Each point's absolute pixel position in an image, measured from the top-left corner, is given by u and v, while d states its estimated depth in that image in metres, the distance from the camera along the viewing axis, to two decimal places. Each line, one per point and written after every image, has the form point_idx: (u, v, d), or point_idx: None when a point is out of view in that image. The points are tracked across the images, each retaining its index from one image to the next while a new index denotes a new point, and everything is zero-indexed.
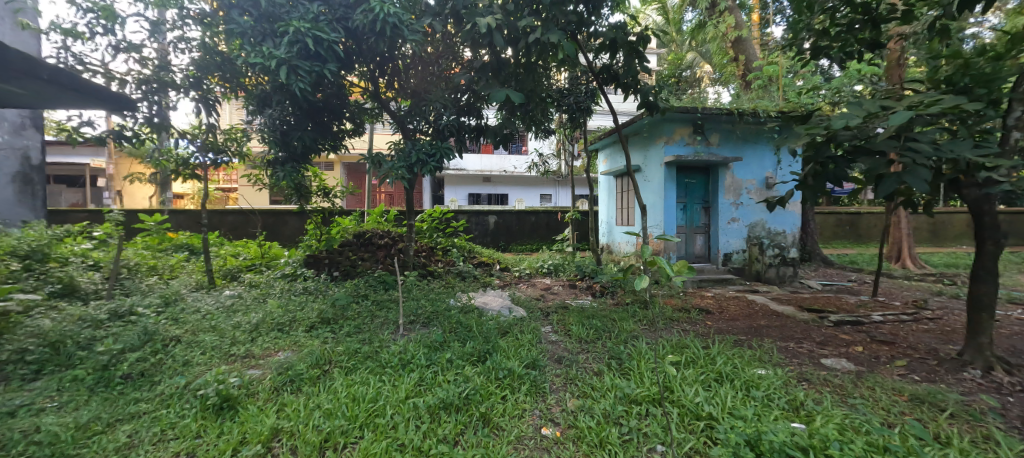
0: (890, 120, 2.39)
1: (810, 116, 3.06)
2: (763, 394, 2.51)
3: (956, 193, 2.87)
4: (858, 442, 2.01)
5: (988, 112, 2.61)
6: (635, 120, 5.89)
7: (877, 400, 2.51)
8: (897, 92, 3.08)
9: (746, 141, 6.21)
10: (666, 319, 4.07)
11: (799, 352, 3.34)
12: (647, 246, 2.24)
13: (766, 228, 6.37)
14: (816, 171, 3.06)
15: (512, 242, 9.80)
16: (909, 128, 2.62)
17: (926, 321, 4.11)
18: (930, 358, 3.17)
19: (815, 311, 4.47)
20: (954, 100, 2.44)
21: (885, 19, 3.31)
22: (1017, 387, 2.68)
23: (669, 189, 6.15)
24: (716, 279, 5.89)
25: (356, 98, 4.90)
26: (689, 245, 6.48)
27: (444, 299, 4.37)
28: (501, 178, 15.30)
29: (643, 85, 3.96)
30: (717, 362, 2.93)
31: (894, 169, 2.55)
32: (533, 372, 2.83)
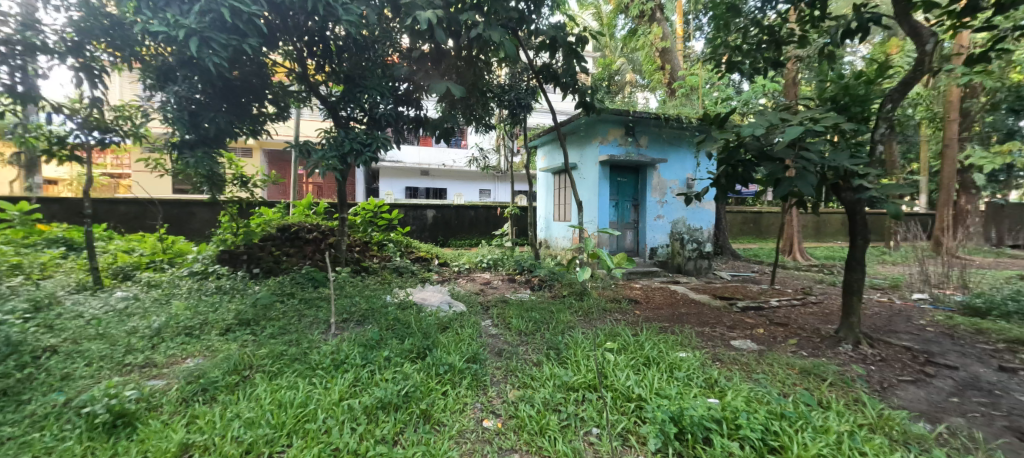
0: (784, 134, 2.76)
1: (726, 122, 3.37)
2: (684, 375, 2.76)
3: (835, 195, 3.38)
4: (760, 411, 2.29)
5: (862, 128, 3.12)
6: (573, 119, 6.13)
7: (775, 374, 2.89)
8: (793, 106, 3.56)
9: (671, 144, 6.74)
10: (600, 309, 4.32)
11: (712, 335, 3.73)
12: (587, 240, 2.30)
13: (686, 225, 6.99)
14: (728, 173, 3.45)
15: (450, 237, 9.65)
16: (802, 139, 3.01)
17: (810, 304, 4.82)
18: (814, 335, 3.72)
19: (726, 298, 5.03)
20: (834, 118, 2.88)
21: (786, 42, 3.78)
22: (876, 358, 3.24)
23: (603, 187, 6.46)
24: (644, 272, 6.34)
25: (279, 79, 4.50)
26: (621, 240, 6.87)
27: (380, 295, 4.20)
28: (438, 171, 14.99)
29: (581, 85, 4.12)
30: (645, 348, 3.16)
31: (789, 175, 2.96)
32: (474, 366, 2.83)
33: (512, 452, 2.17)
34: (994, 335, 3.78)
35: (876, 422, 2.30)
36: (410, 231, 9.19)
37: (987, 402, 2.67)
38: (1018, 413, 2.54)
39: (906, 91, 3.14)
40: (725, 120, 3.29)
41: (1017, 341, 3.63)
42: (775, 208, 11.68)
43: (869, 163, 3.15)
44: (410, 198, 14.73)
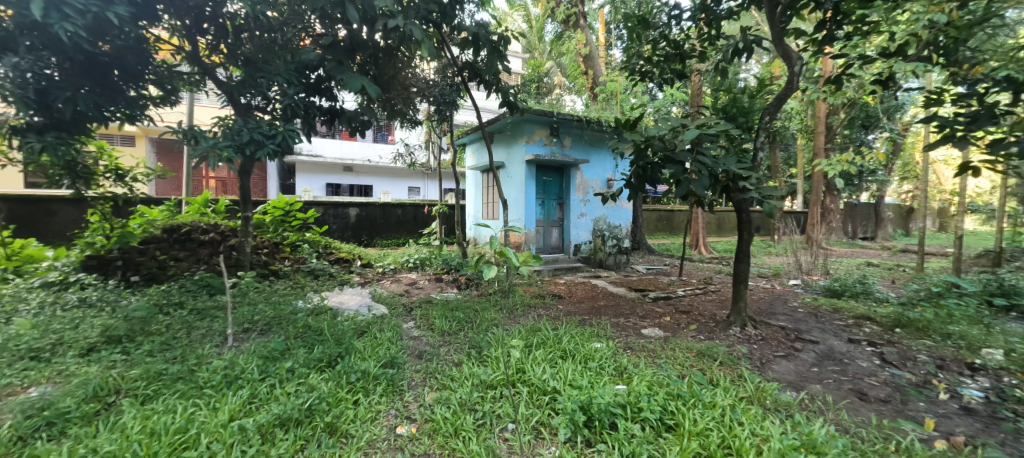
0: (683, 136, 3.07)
1: (636, 124, 3.60)
2: (597, 365, 2.89)
3: (727, 195, 3.77)
4: (660, 393, 2.47)
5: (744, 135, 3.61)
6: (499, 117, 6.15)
7: (676, 358, 3.14)
8: (694, 114, 3.90)
9: (593, 146, 7.07)
10: (524, 305, 4.39)
11: (626, 325, 3.96)
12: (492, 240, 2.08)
13: (606, 222, 7.37)
14: (639, 174, 3.68)
15: (376, 237, 9.18)
16: (700, 144, 3.32)
17: (710, 292, 5.34)
18: (711, 320, 4.12)
19: (640, 290, 5.38)
20: (723, 125, 3.18)
21: (690, 56, 4.14)
22: (759, 338, 3.68)
23: (529, 186, 6.58)
24: (569, 268, 6.56)
25: (163, 59, 3.95)
26: (547, 237, 7.04)
27: (289, 301, 3.87)
28: (362, 167, 14.20)
29: (504, 85, 4.14)
30: (563, 341, 3.26)
31: (690, 176, 3.25)
32: (390, 371, 2.70)
33: (425, 457, 2.10)
34: (847, 312, 4.48)
35: (754, 395, 2.59)
36: (331, 231, 8.59)
37: (838, 369, 3.15)
38: (860, 377, 3.02)
39: (780, 105, 3.60)
40: (635, 124, 3.52)
41: (863, 317, 4.33)
42: (685, 206, 12.77)
43: (752, 168, 3.57)
44: (332, 195, 13.80)
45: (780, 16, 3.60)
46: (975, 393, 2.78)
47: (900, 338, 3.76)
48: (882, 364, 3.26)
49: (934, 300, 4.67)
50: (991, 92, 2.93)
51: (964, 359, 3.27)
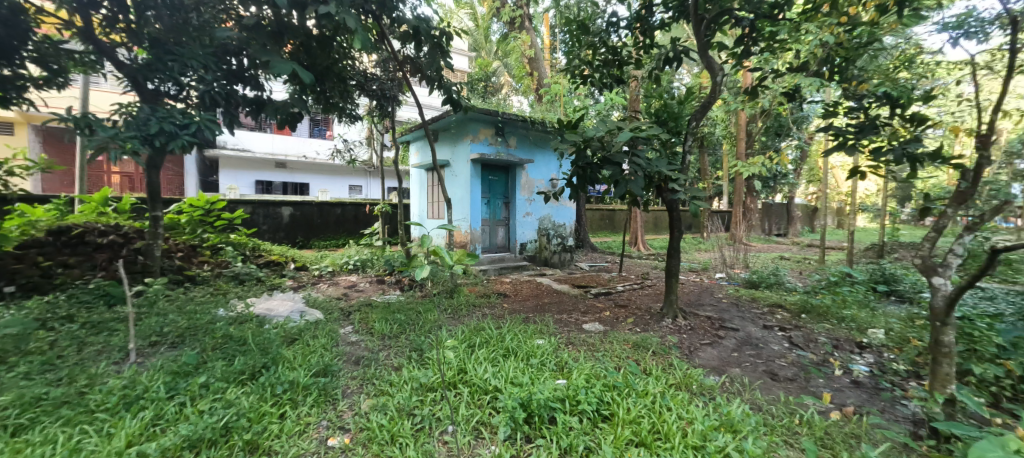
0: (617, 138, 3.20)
1: (577, 126, 3.69)
2: (538, 361, 2.91)
3: (660, 196, 3.97)
4: (596, 385, 2.54)
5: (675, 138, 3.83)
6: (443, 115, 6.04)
7: (614, 350, 3.25)
8: (632, 118, 4.07)
9: (537, 146, 7.17)
10: (469, 305, 4.34)
11: (568, 321, 4.04)
12: (426, 239, 2.23)
13: (551, 221, 7.49)
14: (579, 175, 3.77)
15: (312, 238, 8.65)
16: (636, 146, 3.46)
17: (646, 287, 5.61)
18: (647, 313, 4.32)
19: (582, 286, 5.53)
20: (654, 129, 3.34)
21: (628, 62, 4.31)
22: (688, 328, 3.91)
23: (475, 185, 6.51)
24: (515, 266, 6.58)
25: (49, 35, 3.43)
26: (493, 236, 7.01)
27: (208, 310, 3.52)
28: (296, 164, 13.35)
29: (446, 82, 4.06)
30: (506, 340, 3.26)
31: (627, 177, 3.38)
32: (323, 380, 2.54)
33: None
34: (763, 301, 4.90)
35: (682, 381, 2.75)
36: (261, 232, 7.96)
37: (755, 353, 3.43)
38: (772, 359, 3.32)
39: (706, 112, 3.86)
40: (576, 125, 3.60)
41: (776, 304, 4.76)
42: (624, 206, 13.34)
43: (682, 170, 3.80)
44: (262, 194, 12.83)
45: (706, 29, 3.85)
46: (863, 368, 3.16)
47: (805, 322, 4.18)
48: (791, 347, 3.60)
49: (833, 288, 5.26)
50: (874, 106, 3.34)
51: (856, 339, 3.71)
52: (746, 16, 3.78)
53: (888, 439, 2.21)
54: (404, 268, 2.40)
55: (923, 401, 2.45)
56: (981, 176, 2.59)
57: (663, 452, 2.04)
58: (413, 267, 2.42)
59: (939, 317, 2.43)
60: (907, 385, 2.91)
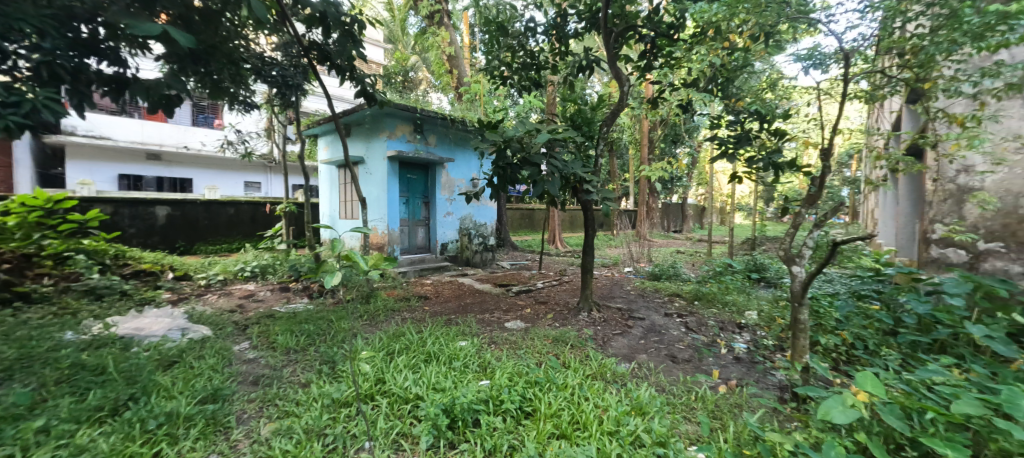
0: (535, 139, 3.24)
1: (498, 126, 3.66)
2: (461, 364, 2.82)
3: (576, 196, 4.11)
4: (519, 384, 2.53)
5: (588, 140, 4.00)
6: (357, 107, 5.63)
7: (535, 347, 3.29)
8: (550, 120, 4.17)
9: (457, 145, 7.09)
10: (387, 310, 4.10)
11: (490, 320, 4.01)
12: (337, 243, 1.99)
13: (472, 221, 7.43)
14: (500, 175, 3.75)
15: (198, 242, 7.55)
16: (551, 148, 3.55)
17: (564, 283, 5.81)
18: (564, 308, 4.46)
19: (504, 285, 5.54)
20: (569, 131, 3.43)
21: (545, 67, 4.43)
22: (602, 320, 4.12)
23: (392, 183, 6.19)
24: (435, 267, 6.41)
25: None
26: (412, 237, 6.72)
27: (51, 334, 2.86)
28: (175, 156, 11.50)
29: (359, 73, 3.78)
30: (427, 344, 3.11)
31: (547, 178, 3.43)
32: (211, 407, 2.19)
33: None
34: (664, 291, 5.35)
35: (597, 371, 2.86)
36: (128, 238, 6.69)
37: (659, 339, 3.71)
38: (672, 343, 3.62)
39: (614, 119, 4.08)
40: (496, 125, 3.58)
41: (675, 293, 5.23)
42: (542, 205, 13.73)
43: (595, 172, 3.98)
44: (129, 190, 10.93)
45: (615, 42, 4.07)
46: (742, 345, 3.59)
47: (698, 308, 4.64)
48: (688, 331, 3.97)
49: (719, 277, 5.93)
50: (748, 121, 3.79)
51: (737, 320, 4.21)
52: (649, 33, 4.07)
53: (763, 405, 2.51)
54: (311, 276, 2.13)
55: (789, 370, 2.84)
56: (825, 181, 3.10)
57: (581, 442, 2.08)
58: (322, 274, 2.13)
59: (797, 299, 2.81)
60: (775, 357, 3.37)
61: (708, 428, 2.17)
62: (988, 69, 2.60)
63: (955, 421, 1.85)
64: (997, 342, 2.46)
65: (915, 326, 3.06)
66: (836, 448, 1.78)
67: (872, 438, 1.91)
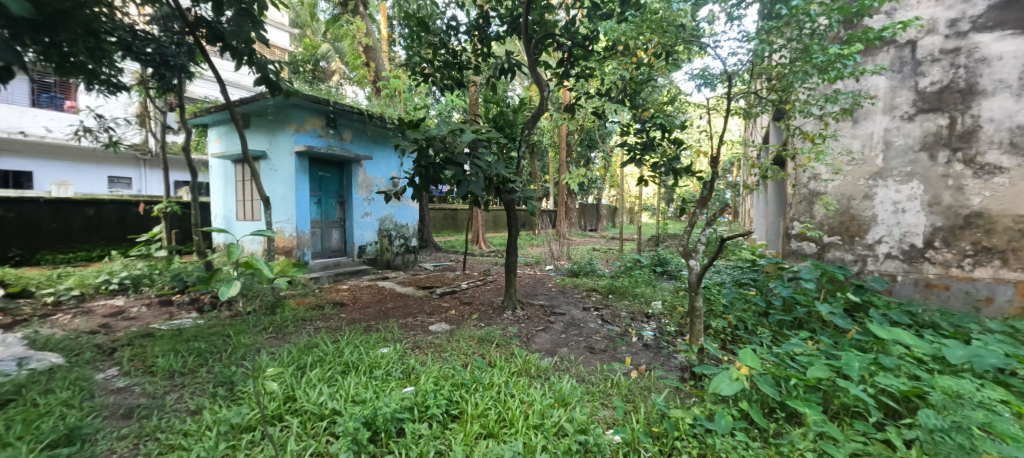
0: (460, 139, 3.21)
1: (418, 124, 3.56)
2: (382, 372, 2.71)
3: (499, 195, 4.16)
4: (444, 387, 2.50)
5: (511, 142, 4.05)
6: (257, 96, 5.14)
7: (460, 348, 3.27)
8: (472, 120, 4.17)
9: (375, 142, 6.79)
10: (297, 320, 3.80)
11: (413, 324, 3.90)
12: (234, 248, 1.79)
13: (392, 221, 7.17)
14: (422, 174, 3.66)
15: (45, 251, 6.24)
16: (476, 148, 3.54)
17: (489, 282, 5.86)
18: (489, 308, 4.50)
19: (427, 287, 5.44)
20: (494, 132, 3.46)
21: (467, 67, 4.43)
22: (525, 318, 4.22)
23: (301, 181, 5.72)
24: (352, 272, 6.10)
25: None
26: (325, 240, 6.30)
27: None
28: (11, 143, 9.56)
29: (260, 58, 3.47)
30: (344, 354, 2.94)
31: (471, 178, 3.41)
32: (68, 451, 1.84)
33: None
34: (582, 286, 5.64)
35: (522, 368, 2.93)
36: None
37: (578, 333, 3.90)
38: (590, 335, 3.83)
39: (535, 122, 4.20)
40: (417, 123, 3.47)
41: (592, 288, 5.53)
42: (466, 205, 13.65)
43: (518, 173, 4.07)
44: None
45: (535, 48, 4.22)
46: (650, 333, 3.91)
47: (612, 301, 4.97)
48: (604, 323, 4.22)
49: (631, 271, 6.40)
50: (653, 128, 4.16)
51: (645, 310, 4.58)
52: (566, 42, 4.26)
53: (667, 385, 2.75)
54: (202, 286, 1.89)
55: (689, 352, 3.15)
56: (714, 185, 3.50)
57: (508, 438, 2.11)
58: (215, 284, 1.90)
59: (693, 288, 3.13)
60: (677, 341, 3.73)
61: (623, 411, 2.33)
62: (830, 95, 3.02)
63: (810, 383, 2.21)
64: (836, 316, 3.04)
65: (781, 307, 3.61)
66: (727, 417, 2.02)
67: (753, 406, 2.19)
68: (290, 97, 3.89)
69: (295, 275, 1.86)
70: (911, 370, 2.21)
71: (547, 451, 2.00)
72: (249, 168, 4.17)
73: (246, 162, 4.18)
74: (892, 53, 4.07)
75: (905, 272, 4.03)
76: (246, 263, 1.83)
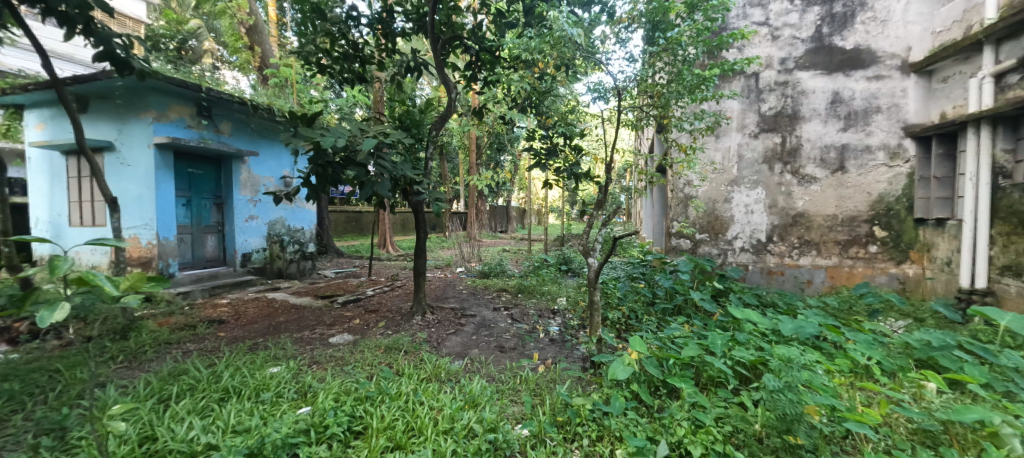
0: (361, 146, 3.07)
1: (314, 121, 3.35)
2: (272, 394, 2.51)
3: (405, 197, 4.10)
4: (346, 402, 2.42)
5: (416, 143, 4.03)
6: (99, 76, 4.36)
7: (365, 359, 3.17)
8: (375, 119, 4.06)
9: (261, 136, 6.24)
10: (158, 345, 3.33)
11: (311, 338, 3.68)
12: (63, 262, 1.72)
13: (285, 225, 6.63)
14: (319, 173, 3.47)
15: None
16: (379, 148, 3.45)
17: (397, 288, 5.73)
18: (396, 314, 4.42)
19: (327, 297, 5.14)
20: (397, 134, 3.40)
21: (369, 61, 4.29)
22: (435, 322, 4.23)
23: (163, 179, 5.01)
24: (233, 283, 5.57)
25: None
26: (197, 247, 5.64)
27: None
28: None
29: (102, 28, 3.09)
30: (223, 379, 2.66)
31: (374, 179, 3.33)
32: None
33: None
34: (493, 287, 5.80)
35: (431, 373, 2.94)
36: None
37: (489, 333, 4.03)
38: (500, 335, 3.97)
39: (443, 124, 4.24)
40: (312, 119, 3.29)
41: (501, 288, 5.72)
42: (371, 208, 13.06)
43: (425, 174, 4.07)
44: None
45: (441, 48, 4.26)
46: (555, 328, 4.18)
47: (521, 300, 5.20)
48: (514, 321, 4.41)
49: (538, 270, 6.73)
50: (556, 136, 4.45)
51: (551, 307, 4.88)
52: (473, 45, 4.35)
53: (570, 376, 2.97)
54: (11, 310, 1.66)
55: (589, 344, 3.42)
56: (608, 189, 3.86)
57: (417, 448, 2.09)
58: (28, 309, 1.69)
59: (591, 282, 3.42)
60: (579, 334, 4.03)
61: (531, 405, 2.48)
62: (698, 114, 3.52)
63: (685, 361, 2.58)
64: (706, 302, 3.56)
65: (664, 297, 4.11)
66: (620, 399, 2.27)
67: (637, 388, 2.46)
68: (141, 78, 3.38)
69: (150, 290, 1.87)
70: (758, 343, 2.69)
71: (457, 455, 2.05)
72: (88, 162, 3.53)
73: (84, 155, 3.53)
74: (742, 81, 4.87)
75: (754, 262, 4.85)
76: (77, 279, 1.75)
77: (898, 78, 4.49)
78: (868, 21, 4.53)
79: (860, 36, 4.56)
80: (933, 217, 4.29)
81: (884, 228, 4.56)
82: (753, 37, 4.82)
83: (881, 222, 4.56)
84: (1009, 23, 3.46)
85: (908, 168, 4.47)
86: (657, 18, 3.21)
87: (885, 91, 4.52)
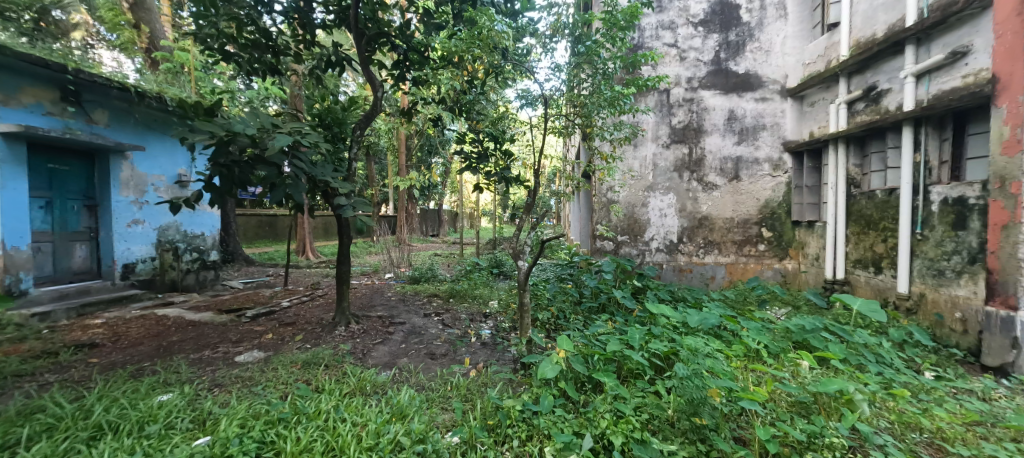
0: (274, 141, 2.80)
1: (215, 116, 3.05)
2: (160, 426, 2.24)
3: (325, 202, 3.88)
4: (254, 428, 2.24)
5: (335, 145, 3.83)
6: None
7: (279, 378, 2.95)
8: (290, 117, 3.78)
9: (147, 128, 5.51)
10: (4, 380, 2.81)
11: (213, 358, 3.35)
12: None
13: (179, 231, 5.92)
14: (222, 174, 3.16)
15: None
16: (293, 148, 3.23)
17: (317, 297, 5.40)
18: (317, 326, 4.16)
19: (234, 310, 4.70)
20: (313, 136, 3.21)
21: (282, 53, 3.98)
22: (361, 332, 4.06)
23: (10, 176, 4.22)
24: (110, 300, 4.87)
25: None
26: (62, 258, 4.85)
27: None
28: None
29: None
30: (93, 415, 2.32)
31: (285, 183, 3.09)
32: None
33: None
34: (423, 293, 5.69)
35: (356, 387, 2.83)
36: None
37: (420, 340, 3.96)
38: (431, 341, 3.93)
39: (369, 123, 4.06)
40: (213, 113, 2.98)
41: (432, 294, 5.63)
42: (287, 211, 12.11)
43: (348, 177, 3.88)
44: None
45: (366, 45, 4.08)
46: (487, 332, 4.22)
47: (452, 305, 5.17)
48: (445, 327, 4.38)
49: (470, 274, 6.72)
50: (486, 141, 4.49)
51: (483, 311, 4.91)
52: (401, 45, 4.24)
53: (501, 378, 3.03)
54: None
55: (520, 345, 3.52)
56: (536, 194, 3.99)
57: None
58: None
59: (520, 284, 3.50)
60: (510, 336, 4.11)
61: (461, 411, 2.49)
62: (618, 125, 3.77)
63: (607, 357, 2.76)
64: (626, 299, 3.83)
65: (589, 296, 4.33)
66: (548, 398, 2.37)
67: (559, 387, 2.57)
68: None
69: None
70: (670, 335, 2.97)
71: None
72: None
73: None
74: (656, 97, 5.31)
75: (668, 261, 5.32)
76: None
77: (779, 101, 5.18)
78: (755, 50, 5.18)
79: (750, 62, 5.19)
80: (806, 220, 5.00)
81: (769, 229, 5.24)
82: (664, 57, 5.29)
83: (767, 224, 5.24)
84: (858, 60, 4.17)
85: (787, 178, 5.18)
86: (579, 32, 3.40)
87: (769, 111, 5.20)
